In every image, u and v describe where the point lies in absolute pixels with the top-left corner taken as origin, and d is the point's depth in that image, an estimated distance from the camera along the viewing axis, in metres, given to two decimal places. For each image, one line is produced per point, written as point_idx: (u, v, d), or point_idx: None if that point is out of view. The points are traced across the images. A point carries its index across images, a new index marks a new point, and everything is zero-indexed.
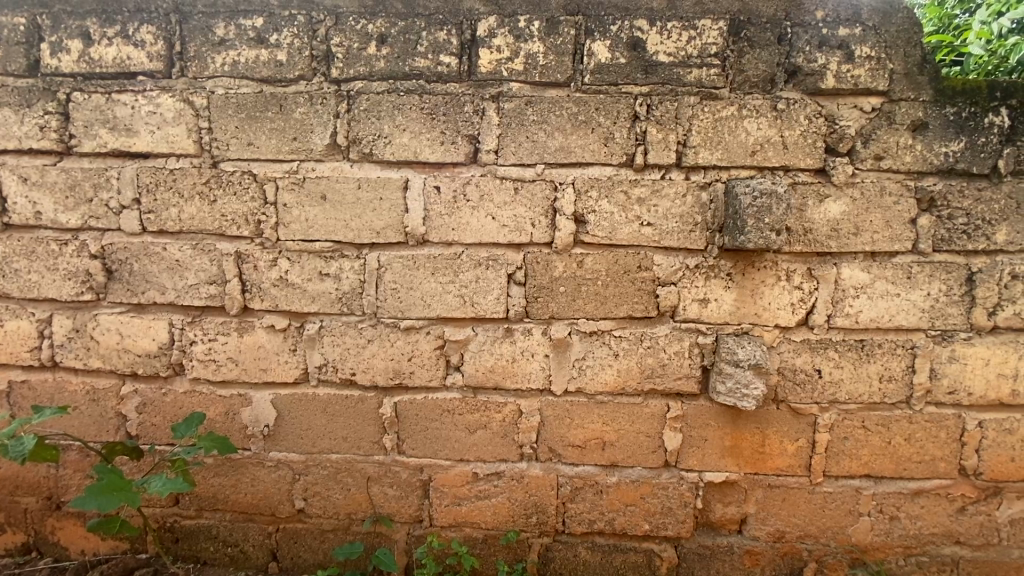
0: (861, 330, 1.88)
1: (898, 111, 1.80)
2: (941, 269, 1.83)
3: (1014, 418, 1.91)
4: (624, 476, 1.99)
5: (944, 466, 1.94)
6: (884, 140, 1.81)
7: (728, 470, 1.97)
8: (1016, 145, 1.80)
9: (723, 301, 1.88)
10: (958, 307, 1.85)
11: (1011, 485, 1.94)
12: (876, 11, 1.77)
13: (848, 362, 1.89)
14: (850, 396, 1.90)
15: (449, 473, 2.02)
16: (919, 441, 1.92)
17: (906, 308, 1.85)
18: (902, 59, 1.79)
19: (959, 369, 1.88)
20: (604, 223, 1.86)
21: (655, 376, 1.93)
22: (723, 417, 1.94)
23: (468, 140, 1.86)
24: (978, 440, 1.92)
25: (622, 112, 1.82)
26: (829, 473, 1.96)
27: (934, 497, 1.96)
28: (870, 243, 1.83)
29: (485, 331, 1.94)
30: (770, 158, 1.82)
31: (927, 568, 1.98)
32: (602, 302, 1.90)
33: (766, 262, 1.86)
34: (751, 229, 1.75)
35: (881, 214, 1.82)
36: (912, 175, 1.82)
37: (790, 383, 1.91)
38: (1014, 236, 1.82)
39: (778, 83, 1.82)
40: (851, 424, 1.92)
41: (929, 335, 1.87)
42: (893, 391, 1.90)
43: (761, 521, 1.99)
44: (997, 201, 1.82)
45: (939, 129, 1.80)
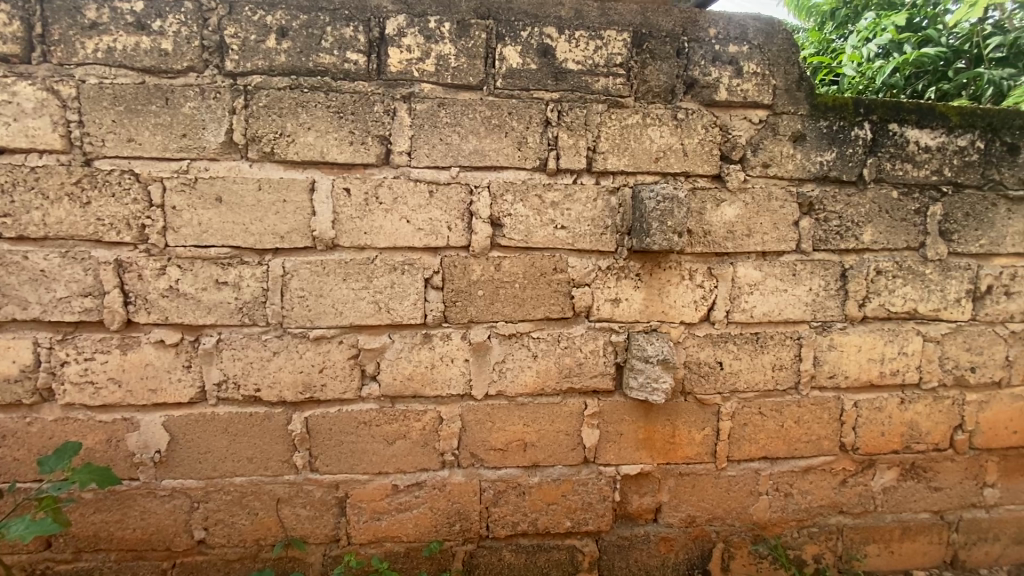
0: (755, 324, 2.04)
1: (780, 123, 1.97)
2: (819, 267, 2.04)
3: (882, 397, 2.15)
4: (546, 476, 2.01)
5: (828, 444, 2.15)
6: (770, 149, 1.98)
7: (642, 462, 2.05)
8: (878, 155, 2.04)
9: (633, 300, 1.96)
10: (835, 300, 2.06)
11: (881, 456, 2.19)
12: (759, 32, 1.94)
13: (745, 354, 2.04)
14: (747, 385, 2.06)
15: (367, 487, 1.93)
16: (806, 423, 2.12)
17: (791, 303, 2.04)
18: (783, 76, 1.96)
19: (836, 356, 2.09)
20: (519, 226, 1.88)
21: (573, 375, 1.97)
22: (636, 412, 2.01)
23: (378, 141, 1.80)
24: (854, 418, 2.15)
25: (534, 117, 1.85)
26: (732, 458, 2.10)
27: (820, 473, 2.17)
28: (760, 244, 1.99)
29: (402, 338, 1.88)
30: (671, 165, 1.93)
31: (816, 537, 2.19)
32: (520, 305, 1.91)
33: (671, 263, 1.96)
34: (655, 232, 1.84)
35: (769, 217, 1.99)
36: (794, 182, 2.00)
37: (694, 376, 2.03)
38: (877, 236, 2.06)
39: (678, 94, 1.93)
40: (749, 411, 2.08)
41: (812, 326, 2.07)
42: (783, 378, 2.08)
43: (673, 508, 2.10)
44: (863, 205, 2.04)
45: (814, 140, 2.00)
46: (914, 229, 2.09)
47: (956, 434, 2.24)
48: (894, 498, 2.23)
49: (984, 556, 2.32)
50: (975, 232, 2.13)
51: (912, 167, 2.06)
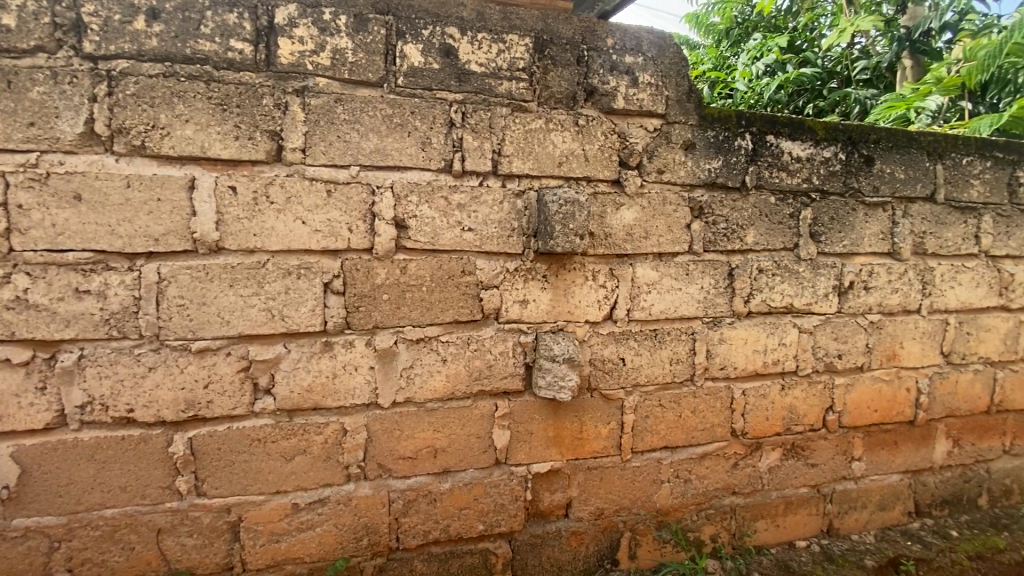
0: (654, 321, 2.15)
1: (673, 132, 2.10)
2: (709, 266, 2.19)
3: (766, 385, 2.35)
4: (457, 481, 1.99)
5: (721, 431, 2.31)
6: (664, 156, 2.09)
7: (552, 459, 2.09)
8: (758, 164, 2.22)
9: (540, 301, 1.99)
10: (724, 297, 2.23)
11: (766, 439, 2.40)
12: (653, 45, 2.05)
13: (646, 350, 2.14)
14: (648, 379, 2.16)
15: (263, 508, 1.80)
16: (701, 412, 2.27)
17: (686, 300, 2.17)
18: (674, 87, 2.08)
19: (726, 349, 2.26)
20: (424, 228, 1.84)
21: (482, 378, 1.96)
22: (546, 411, 2.05)
23: (268, 137, 1.68)
24: (743, 405, 2.33)
25: (437, 117, 1.82)
26: (636, 450, 2.20)
27: (715, 458, 2.33)
28: (657, 246, 2.11)
29: (299, 347, 1.77)
30: (574, 169, 1.98)
31: (713, 518, 2.35)
32: (427, 309, 1.87)
33: (575, 264, 2.01)
34: (558, 234, 1.88)
35: (665, 220, 2.11)
36: (686, 187, 2.14)
37: (600, 372, 2.10)
38: (758, 237, 2.25)
39: (579, 100, 1.98)
40: (651, 403, 2.18)
41: (704, 321, 2.22)
42: (680, 371, 2.21)
43: (583, 502, 2.16)
44: (746, 210, 2.22)
45: (703, 148, 2.14)
46: (789, 231, 2.30)
47: (829, 415, 2.50)
48: (779, 476, 2.45)
49: (852, 522, 2.62)
50: (839, 234, 2.39)
51: (787, 175, 2.27)
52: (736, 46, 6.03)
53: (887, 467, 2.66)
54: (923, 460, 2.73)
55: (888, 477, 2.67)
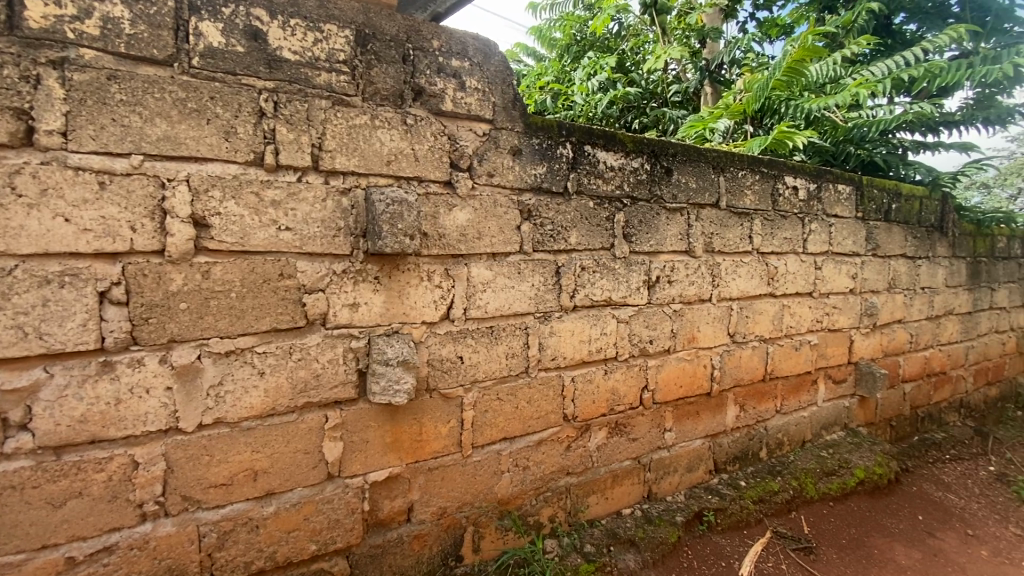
0: (490, 319, 2.22)
1: (501, 137, 2.19)
2: (539, 265, 2.33)
3: (592, 372, 2.58)
4: (283, 501, 1.83)
5: (555, 417, 2.48)
6: (493, 160, 2.17)
7: (390, 466, 2.03)
8: (578, 171, 2.42)
9: (372, 303, 1.92)
10: (553, 293, 2.39)
11: (594, 421, 2.63)
12: (478, 51, 2.11)
13: (483, 347, 2.20)
14: (485, 375, 2.22)
15: (22, 570, 1.47)
16: (536, 402, 2.40)
17: (519, 298, 2.28)
18: (500, 94, 2.18)
19: (556, 341, 2.43)
20: (232, 228, 1.66)
21: (309, 389, 1.84)
22: (381, 416, 1.99)
23: (14, 115, 1.38)
24: (573, 393, 2.52)
25: (244, 106, 1.65)
26: (476, 445, 2.25)
27: (550, 444, 2.49)
28: (490, 246, 2.18)
29: (67, 370, 1.48)
30: (403, 168, 1.95)
31: (550, 500, 2.51)
32: (239, 317, 1.70)
33: (409, 265, 1.98)
34: (387, 235, 1.84)
35: (496, 221, 2.19)
36: (515, 190, 2.24)
37: (437, 373, 2.10)
38: (581, 238, 2.46)
39: (406, 99, 1.96)
40: (488, 399, 2.25)
41: (536, 316, 2.35)
42: (516, 365, 2.31)
43: (424, 504, 2.14)
44: (569, 212, 2.41)
45: (529, 154, 2.27)
46: (607, 232, 2.55)
47: (645, 394, 2.83)
48: (606, 453, 2.70)
49: (668, 485, 3.00)
50: (647, 235, 2.72)
51: (603, 182, 2.52)
52: (576, 63, 6.70)
53: (692, 433, 3.10)
54: (718, 425, 3.24)
55: (693, 442, 3.11)
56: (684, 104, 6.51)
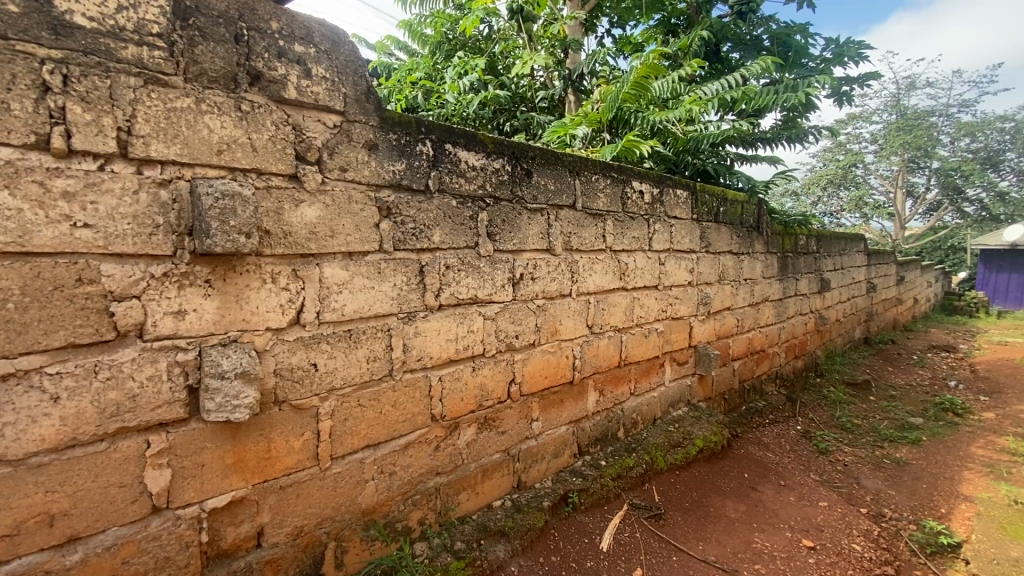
0: (347, 321, 2.10)
1: (353, 130, 2.09)
2: (400, 264, 2.27)
3: (459, 370, 2.58)
4: (92, 546, 1.56)
5: (422, 419, 2.43)
6: (345, 154, 2.06)
7: (233, 489, 1.84)
8: (439, 169, 2.40)
9: (204, 310, 1.71)
10: (416, 293, 2.34)
11: (463, 419, 2.63)
12: (325, 38, 1.99)
13: (339, 352, 2.09)
14: (343, 382, 2.11)
15: None
16: (401, 405, 2.34)
17: (379, 298, 2.20)
18: (352, 85, 2.08)
19: (421, 341, 2.38)
20: (5, 224, 1.37)
21: (123, 412, 1.58)
22: (220, 435, 1.78)
23: None
24: (440, 392, 2.50)
25: (19, 77, 1.37)
26: (335, 456, 2.13)
27: (417, 446, 2.44)
28: (344, 245, 2.07)
29: None
30: (238, 159, 1.77)
31: (419, 503, 2.46)
32: (20, 332, 1.41)
33: (248, 266, 1.80)
34: (216, 232, 1.66)
35: (350, 218, 2.08)
36: (371, 186, 2.15)
37: (287, 383, 1.94)
38: (444, 236, 2.45)
39: (241, 84, 1.78)
40: (348, 406, 2.14)
41: (399, 317, 2.29)
42: (378, 368, 2.23)
43: (277, 526, 1.98)
44: (430, 211, 2.38)
45: (385, 150, 2.20)
46: (470, 231, 2.57)
47: (512, 388, 2.90)
48: (475, 449, 2.73)
49: (537, 473, 3.12)
50: (510, 233, 2.79)
51: (465, 181, 2.53)
52: (447, 61, 6.81)
53: (557, 421, 3.26)
54: (580, 411, 3.45)
55: (559, 430, 3.27)
56: (551, 110, 6.92)
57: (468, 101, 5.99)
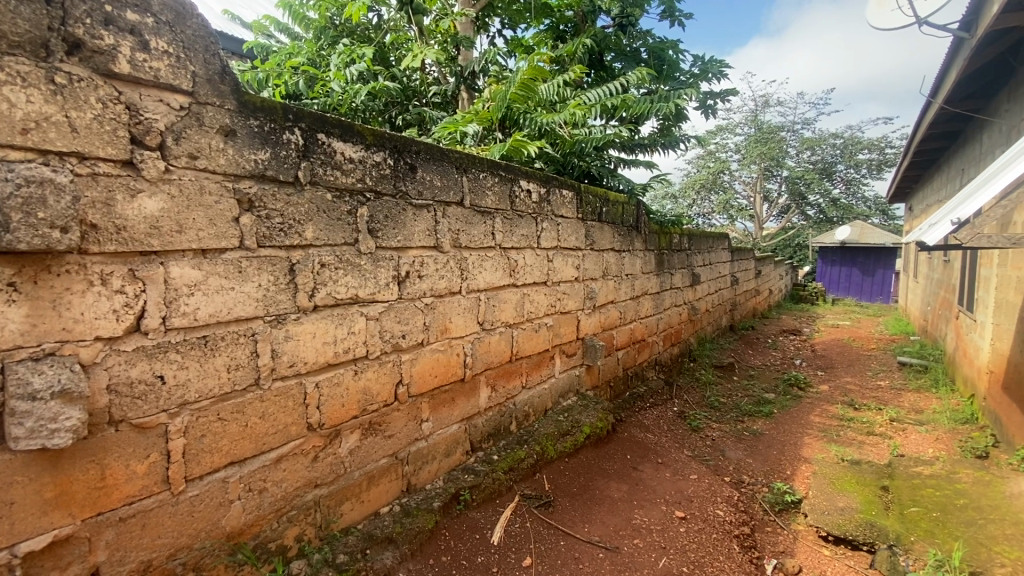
0: (202, 327, 1.89)
1: (205, 113, 1.88)
2: (266, 263, 2.08)
3: (339, 374, 2.43)
4: None
5: (296, 429, 2.27)
6: (195, 140, 1.85)
7: (55, 527, 1.57)
8: (310, 160, 2.25)
9: (6, 319, 1.43)
10: (286, 293, 2.17)
11: (345, 425, 2.50)
12: (167, 8, 1.76)
13: (193, 361, 1.87)
14: (198, 394, 1.90)
15: None
16: (271, 416, 2.16)
17: (241, 300, 2.01)
18: (201, 64, 1.87)
19: (294, 345, 2.22)
20: None
21: None
22: (35, 466, 1.51)
23: None
24: (317, 399, 2.34)
25: None
26: (192, 477, 1.91)
27: (292, 459, 2.26)
28: (195, 241, 1.85)
29: None
30: (52, 141, 1.50)
31: (295, 519, 2.30)
32: None
33: (67, 266, 1.54)
34: (18, 226, 1.40)
35: (203, 212, 1.87)
36: (229, 177, 1.95)
37: (125, 399, 1.70)
38: (318, 232, 2.30)
39: (54, 52, 1.51)
40: (205, 420, 1.93)
41: (266, 320, 2.11)
42: (241, 378, 2.03)
43: (117, 563, 1.73)
44: (301, 205, 2.22)
45: (245, 137, 2.01)
46: (348, 227, 2.44)
47: (400, 389, 2.81)
48: (360, 455, 2.60)
49: (427, 474, 3.05)
50: (393, 229, 2.69)
51: (341, 174, 2.39)
52: (333, 47, 6.45)
53: (449, 419, 3.21)
54: (472, 408, 3.44)
55: (451, 428, 3.23)
56: (445, 106, 6.80)
57: (357, 91, 5.72)
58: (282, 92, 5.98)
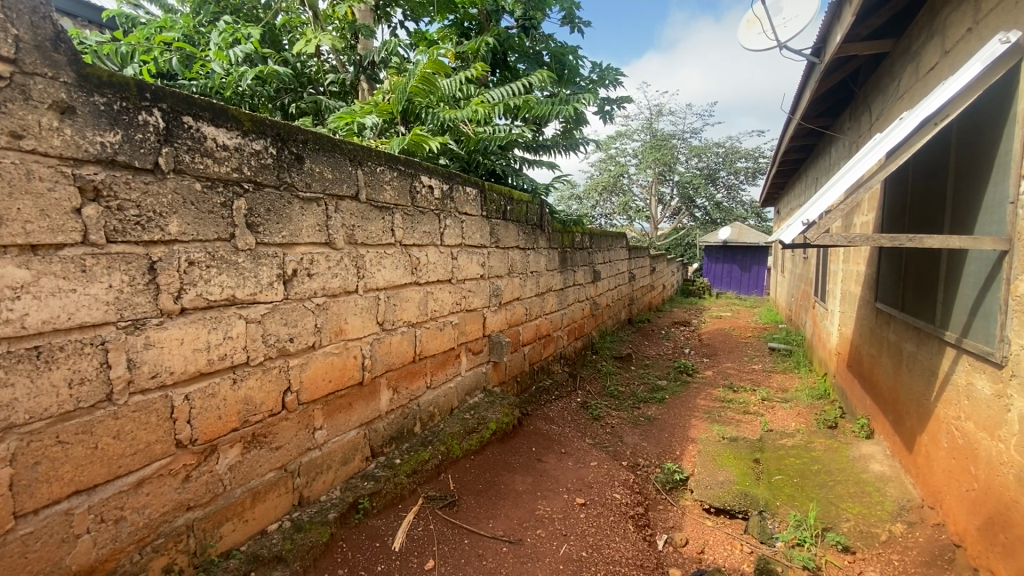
0: (33, 335, 1.62)
1: (33, 86, 1.60)
2: (118, 260, 1.83)
3: (214, 384, 2.21)
4: None
5: (161, 447, 2.02)
6: (20, 116, 1.58)
7: None
8: (173, 145, 2.01)
9: None
10: (145, 295, 1.92)
11: (223, 439, 2.27)
12: None
13: (20, 376, 1.59)
14: (29, 415, 1.62)
15: None
16: (129, 434, 1.90)
17: (85, 304, 1.74)
18: (28, 28, 1.59)
19: (156, 354, 1.97)
20: None
21: None
22: None
23: None
24: (187, 412, 2.10)
25: None
26: (24, 513, 1.63)
27: (157, 481, 2.01)
28: (21, 235, 1.58)
29: None
30: None
31: (164, 548, 2.05)
32: None
33: None
34: None
35: (31, 201, 1.60)
36: (67, 161, 1.69)
37: None
38: (185, 227, 2.06)
39: None
40: (41, 445, 1.65)
41: (120, 326, 1.85)
42: (88, 393, 1.77)
43: None
44: (163, 195, 1.98)
45: (89, 117, 1.75)
46: (223, 220, 2.22)
47: (287, 397, 2.61)
48: (242, 471, 2.38)
49: (322, 485, 2.88)
50: (277, 224, 2.50)
51: (213, 162, 2.16)
52: (213, 24, 5.83)
53: (346, 425, 3.05)
54: (373, 412, 3.30)
55: (348, 434, 3.07)
56: (344, 96, 6.58)
57: (242, 74, 5.21)
58: (151, 70, 5.30)
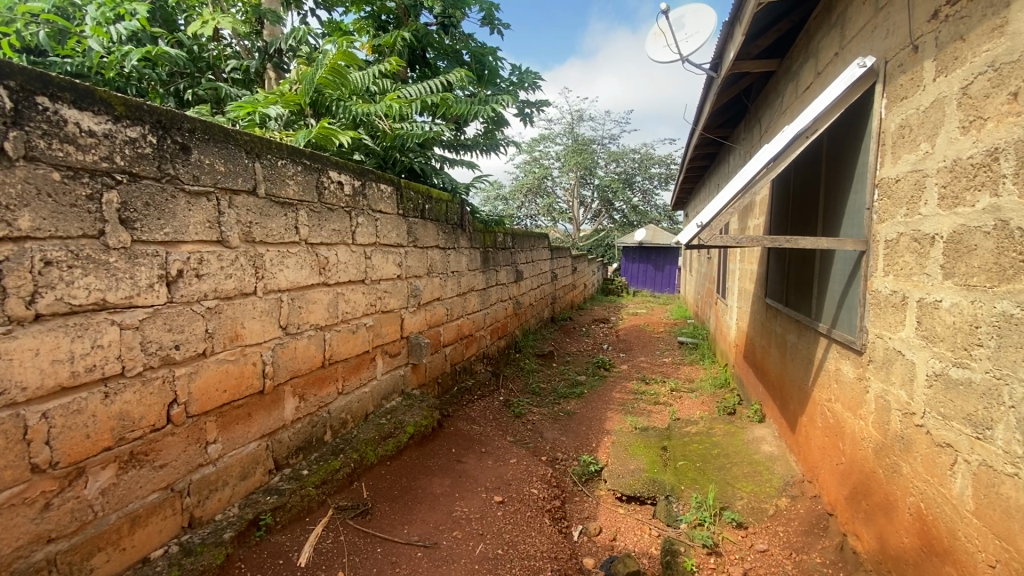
0: None
1: None
2: None
3: (80, 399, 1.96)
4: None
5: (12, 474, 1.76)
6: None
7: None
8: (23, 129, 1.77)
9: None
10: None
11: (92, 460, 2.02)
12: None
13: None
14: None
15: None
16: None
17: None
18: None
19: (3, 368, 1.72)
20: None
21: None
22: None
23: None
24: (45, 432, 1.85)
25: None
26: None
27: (6, 512, 1.75)
28: None
29: None
30: None
31: None
32: None
33: None
34: None
35: None
36: None
37: None
38: (39, 221, 1.82)
39: None
40: None
41: None
42: None
43: None
44: (11, 185, 1.73)
45: None
46: (89, 215, 1.98)
47: (173, 409, 2.37)
48: (118, 494, 2.14)
49: (217, 503, 2.65)
50: (158, 220, 2.27)
51: (76, 149, 1.93)
52: None
53: (244, 438, 2.83)
54: (276, 421, 3.10)
55: (247, 447, 2.86)
56: (248, 84, 6.13)
57: (127, 54, 4.67)
58: (13, 44, 4.61)
